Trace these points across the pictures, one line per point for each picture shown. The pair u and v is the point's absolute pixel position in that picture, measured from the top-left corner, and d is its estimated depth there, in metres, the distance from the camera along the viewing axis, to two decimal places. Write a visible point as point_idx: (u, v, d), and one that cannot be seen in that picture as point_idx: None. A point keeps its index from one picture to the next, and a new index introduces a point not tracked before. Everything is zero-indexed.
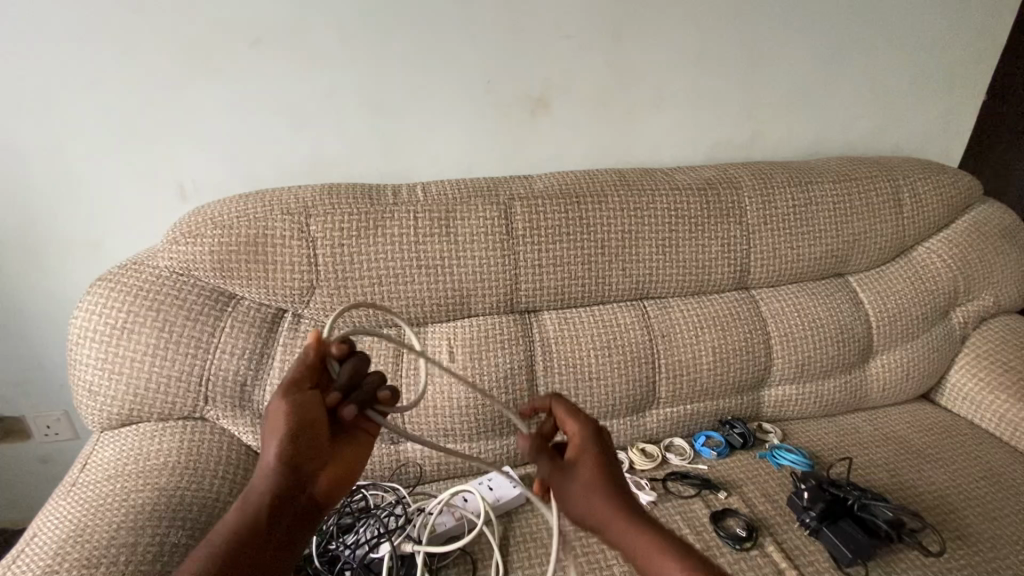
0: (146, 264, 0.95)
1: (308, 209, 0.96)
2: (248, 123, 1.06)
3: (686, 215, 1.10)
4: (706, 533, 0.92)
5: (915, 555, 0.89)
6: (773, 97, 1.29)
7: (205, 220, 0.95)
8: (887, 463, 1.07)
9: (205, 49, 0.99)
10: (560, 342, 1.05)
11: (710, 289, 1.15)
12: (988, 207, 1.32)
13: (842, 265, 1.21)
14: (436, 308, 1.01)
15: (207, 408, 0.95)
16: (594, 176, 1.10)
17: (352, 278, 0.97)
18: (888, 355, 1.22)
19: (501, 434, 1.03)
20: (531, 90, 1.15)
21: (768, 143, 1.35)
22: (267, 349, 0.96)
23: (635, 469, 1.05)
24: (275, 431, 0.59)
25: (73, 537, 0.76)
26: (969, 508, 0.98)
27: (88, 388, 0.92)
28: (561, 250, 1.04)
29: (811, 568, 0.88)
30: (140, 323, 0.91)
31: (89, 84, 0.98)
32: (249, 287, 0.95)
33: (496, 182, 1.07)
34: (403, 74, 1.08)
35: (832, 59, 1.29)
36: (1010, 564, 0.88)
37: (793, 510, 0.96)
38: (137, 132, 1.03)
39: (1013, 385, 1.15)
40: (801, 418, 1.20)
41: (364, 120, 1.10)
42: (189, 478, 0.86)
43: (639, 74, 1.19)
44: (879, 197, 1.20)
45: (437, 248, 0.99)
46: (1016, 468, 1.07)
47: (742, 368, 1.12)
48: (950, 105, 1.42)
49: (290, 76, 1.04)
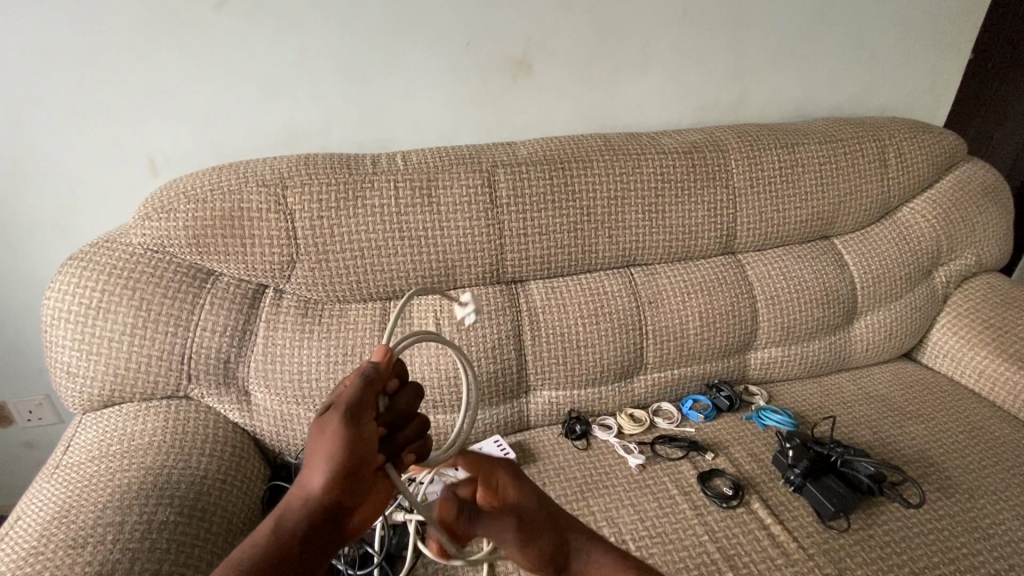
0: (119, 241, 0.92)
1: (284, 180, 0.93)
2: (219, 92, 1.02)
3: (671, 178, 1.09)
4: (694, 493, 0.94)
5: (895, 507, 0.92)
6: (760, 56, 1.27)
7: (178, 194, 0.92)
8: (869, 420, 1.09)
9: (178, 19, 0.94)
10: (548, 311, 1.04)
11: (695, 254, 1.14)
12: (972, 166, 1.32)
13: (827, 226, 1.21)
14: (420, 280, 1.00)
15: (191, 386, 0.93)
16: (578, 141, 1.08)
17: (333, 252, 0.94)
18: (872, 316, 1.24)
19: (490, 403, 1.03)
20: (510, 52, 1.11)
21: (755, 105, 1.33)
22: (249, 325, 0.95)
23: (624, 434, 1.06)
24: (310, 450, 0.55)
25: (58, 519, 0.74)
26: (948, 461, 1.00)
27: (66, 370, 0.90)
28: (545, 218, 1.02)
29: (796, 522, 0.89)
30: (116, 301, 0.89)
31: (53, 57, 0.93)
32: (227, 263, 0.93)
33: (477, 149, 1.05)
34: (378, 37, 1.04)
35: (819, 17, 1.26)
36: (988, 513, 0.91)
37: (777, 468, 0.98)
38: (107, 105, 0.98)
39: (993, 342, 1.17)
40: (786, 379, 1.22)
41: (343, 86, 1.06)
42: (176, 457, 0.85)
43: (621, 36, 1.16)
44: (865, 157, 1.20)
45: (420, 218, 0.97)
46: (993, 422, 1.09)
47: (728, 332, 1.13)
48: (935, 63, 1.41)
49: (263, 42, 0.99)
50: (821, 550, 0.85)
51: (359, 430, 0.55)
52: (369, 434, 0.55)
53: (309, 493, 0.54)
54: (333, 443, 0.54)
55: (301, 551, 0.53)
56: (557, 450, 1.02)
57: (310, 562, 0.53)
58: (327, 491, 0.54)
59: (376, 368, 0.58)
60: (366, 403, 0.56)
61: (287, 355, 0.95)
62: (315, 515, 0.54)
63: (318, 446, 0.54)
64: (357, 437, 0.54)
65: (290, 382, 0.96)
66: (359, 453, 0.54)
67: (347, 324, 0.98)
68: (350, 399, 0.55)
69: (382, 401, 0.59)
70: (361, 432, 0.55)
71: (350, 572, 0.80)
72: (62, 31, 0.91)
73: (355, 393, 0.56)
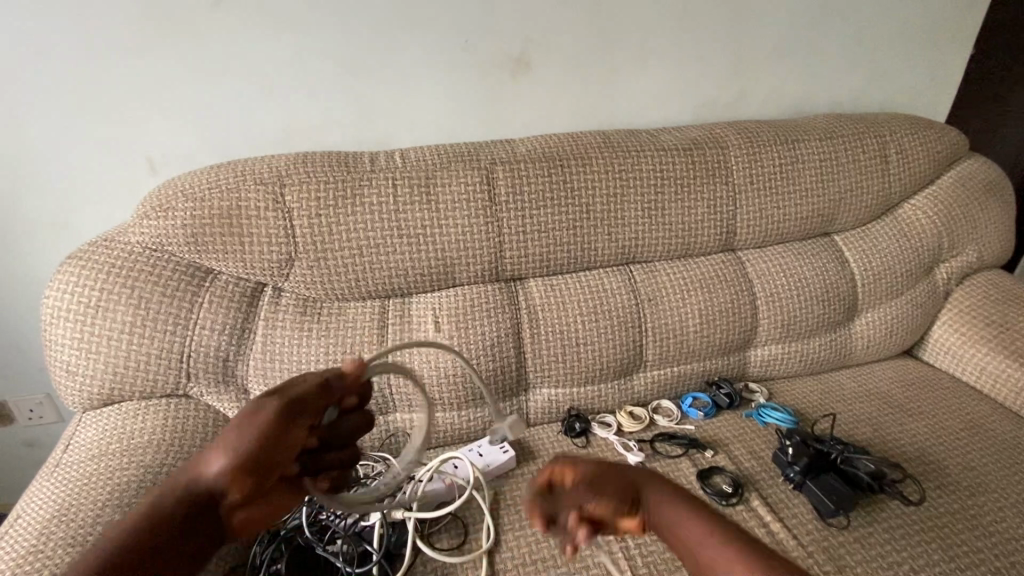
0: (118, 240, 0.92)
1: (282, 178, 0.93)
2: (217, 90, 1.01)
3: (671, 175, 1.08)
4: (694, 490, 0.94)
5: (896, 505, 0.92)
6: (759, 51, 1.26)
7: (176, 193, 0.92)
8: (870, 418, 1.09)
9: (176, 17, 0.94)
10: (547, 309, 1.04)
11: (695, 251, 1.14)
12: (973, 162, 1.31)
13: (827, 223, 1.20)
14: (419, 278, 1.00)
15: (190, 385, 0.93)
16: (577, 138, 1.08)
17: (332, 251, 0.94)
18: (873, 313, 1.23)
19: (490, 401, 1.03)
20: (509, 49, 1.11)
21: (756, 101, 1.32)
22: (248, 324, 0.95)
23: (624, 431, 1.06)
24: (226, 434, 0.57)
25: (57, 517, 0.74)
26: (949, 458, 1.00)
27: (65, 369, 0.90)
28: (544, 216, 1.02)
29: (796, 519, 0.89)
30: (115, 300, 0.89)
31: (50, 56, 0.93)
32: (226, 261, 0.92)
33: (476, 146, 1.04)
34: (377, 34, 1.03)
35: (819, 12, 1.25)
36: (989, 511, 0.91)
37: (777, 466, 0.97)
38: (104, 104, 0.98)
39: (995, 339, 1.16)
40: (787, 377, 1.21)
41: (341, 83, 1.06)
42: (175, 455, 0.85)
43: (621, 31, 1.15)
44: (866, 153, 1.19)
45: (419, 216, 0.97)
46: (995, 419, 1.09)
47: (728, 329, 1.13)
48: (936, 58, 1.40)
49: (260, 39, 0.99)
50: (821, 547, 0.85)
51: (283, 430, 0.57)
52: (292, 437, 0.57)
53: (210, 475, 0.55)
54: (250, 433, 0.56)
55: (177, 530, 0.53)
56: (557, 448, 1.02)
57: (174, 548, 0.53)
58: (227, 480, 0.55)
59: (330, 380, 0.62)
60: (303, 408, 0.59)
61: (285, 353, 0.95)
62: (207, 500, 0.55)
63: (236, 432, 0.56)
64: (279, 437, 0.57)
65: (289, 380, 0.96)
66: (273, 453, 0.56)
67: (346, 322, 0.98)
68: (291, 397, 0.59)
69: (326, 415, 0.62)
70: (284, 433, 0.57)
71: (350, 570, 0.78)
72: (59, 29, 0.91)
73: (298, 394, 0.59)
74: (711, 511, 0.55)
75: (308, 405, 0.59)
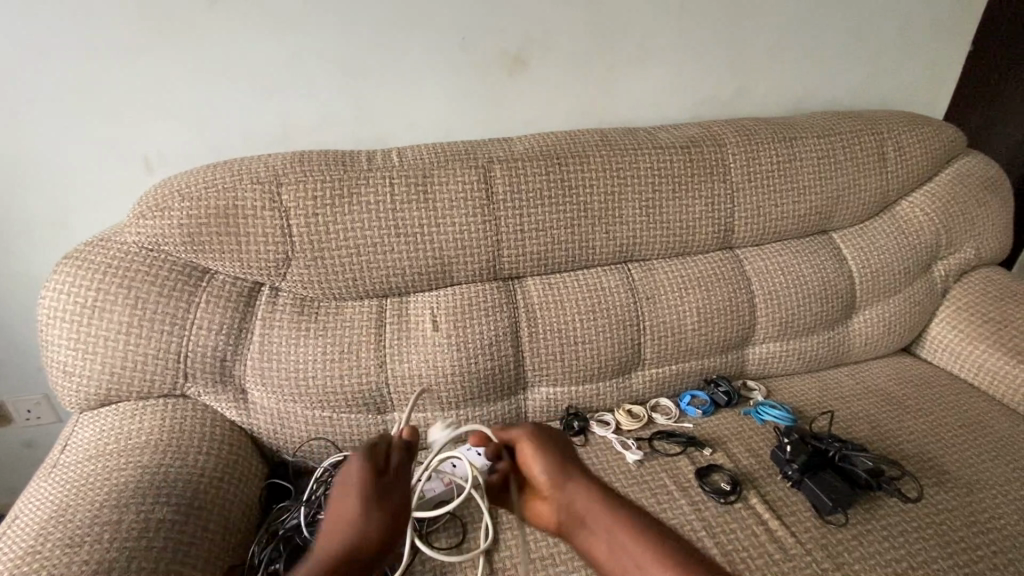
0: (114, 239, 0.92)
1: (279, 177, 0.92)
2: (214, 89, 1.01)
3: (669, 173, 1.08)
4: (692, 488, 0.94)
5: (894, 502, 0.92)
6: (757, 49, 1.26)
7: (173, 192, 0.92)
8: (868, 415, 1.09)
9: (171, 15, 0.94)
10: (545, 307, 1.04)
11: (693, 249, 1.14)
12: (971, 160, 1.31)
13: (826, 221, 1.20)
14: (417, 276, 1.00)
15: (188, 385, 0.93)
16: (575, 136, 1.08)
17: (329, 250, 0.94)
18: (871, 310, 1.23)
19: (488, 400, 1.03)
20: (507, 47, 1.11)
21: (753, 99, 1.32)
22: (246, 324, 0.95)
23: (622, 430, 1.06)
24: (356, 504, 0.62)
25: (55, 518, 0.74)
26: (947, 455, 1.00)
27: (63, 369, 0.90)
28: (542, 214, 1.02)
29: (794, 517, 0.89)
30: (111, 300, 0.89)
31: (45, 54, 0.92)
32: (223, 260, 0.92)
33: (474, 145, 1.04)
34: (373, 33, 1.03)
35: (817, 9, 1.25)
36: (986, 507, 0.91)
37: (776, 463, 0.98)
38: (101, 103, 0.98)
39: (992, 336, 1.17)
40: (785, 375, 1.21)
41: (338, 82, 1.06)
42: (173, 455, 0.85)
43: (618, 29, 1.15)
44: (864, 151, 1.19)
45: (416, 215, 0.97)
46: (993, 416, 1.09)
47: (727, 327, 1.13)
48: (934, 55, 1.40)
49: (257, 38, 0.99)
50: (819, 545, 0.85)
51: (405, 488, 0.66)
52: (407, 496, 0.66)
53: (366, 535, 0.62)
54: (380, 503, 0.63)
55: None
56: None
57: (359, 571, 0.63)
58: (379, 543, 0.62)
59: (411, 441, 0.69)
60: (405, 474, 0.67)
61: (283, 353, 0.95)
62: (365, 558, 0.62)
63: (370, 502, 0.63)
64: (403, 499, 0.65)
65: (287, 380, 0.95)
66: (401, 515, 0.64)
67: (344, 321, 0.98)
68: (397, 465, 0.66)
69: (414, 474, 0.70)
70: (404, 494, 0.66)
71: None
72: (53, 28, 0.91)
73: (402, 462, 0.67)
74: (612, 496, 0.69)
75: (410, 463, 0.68)
